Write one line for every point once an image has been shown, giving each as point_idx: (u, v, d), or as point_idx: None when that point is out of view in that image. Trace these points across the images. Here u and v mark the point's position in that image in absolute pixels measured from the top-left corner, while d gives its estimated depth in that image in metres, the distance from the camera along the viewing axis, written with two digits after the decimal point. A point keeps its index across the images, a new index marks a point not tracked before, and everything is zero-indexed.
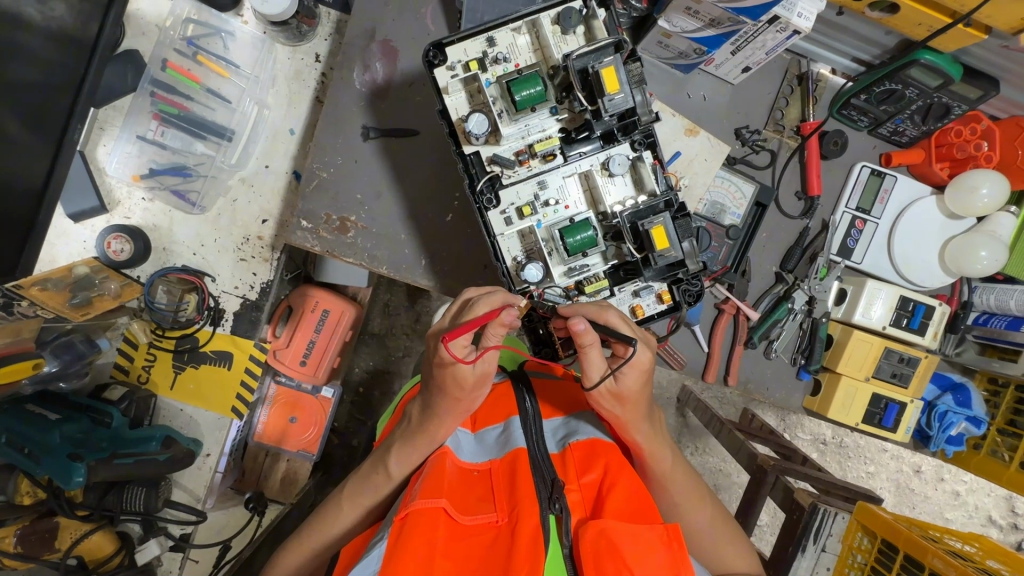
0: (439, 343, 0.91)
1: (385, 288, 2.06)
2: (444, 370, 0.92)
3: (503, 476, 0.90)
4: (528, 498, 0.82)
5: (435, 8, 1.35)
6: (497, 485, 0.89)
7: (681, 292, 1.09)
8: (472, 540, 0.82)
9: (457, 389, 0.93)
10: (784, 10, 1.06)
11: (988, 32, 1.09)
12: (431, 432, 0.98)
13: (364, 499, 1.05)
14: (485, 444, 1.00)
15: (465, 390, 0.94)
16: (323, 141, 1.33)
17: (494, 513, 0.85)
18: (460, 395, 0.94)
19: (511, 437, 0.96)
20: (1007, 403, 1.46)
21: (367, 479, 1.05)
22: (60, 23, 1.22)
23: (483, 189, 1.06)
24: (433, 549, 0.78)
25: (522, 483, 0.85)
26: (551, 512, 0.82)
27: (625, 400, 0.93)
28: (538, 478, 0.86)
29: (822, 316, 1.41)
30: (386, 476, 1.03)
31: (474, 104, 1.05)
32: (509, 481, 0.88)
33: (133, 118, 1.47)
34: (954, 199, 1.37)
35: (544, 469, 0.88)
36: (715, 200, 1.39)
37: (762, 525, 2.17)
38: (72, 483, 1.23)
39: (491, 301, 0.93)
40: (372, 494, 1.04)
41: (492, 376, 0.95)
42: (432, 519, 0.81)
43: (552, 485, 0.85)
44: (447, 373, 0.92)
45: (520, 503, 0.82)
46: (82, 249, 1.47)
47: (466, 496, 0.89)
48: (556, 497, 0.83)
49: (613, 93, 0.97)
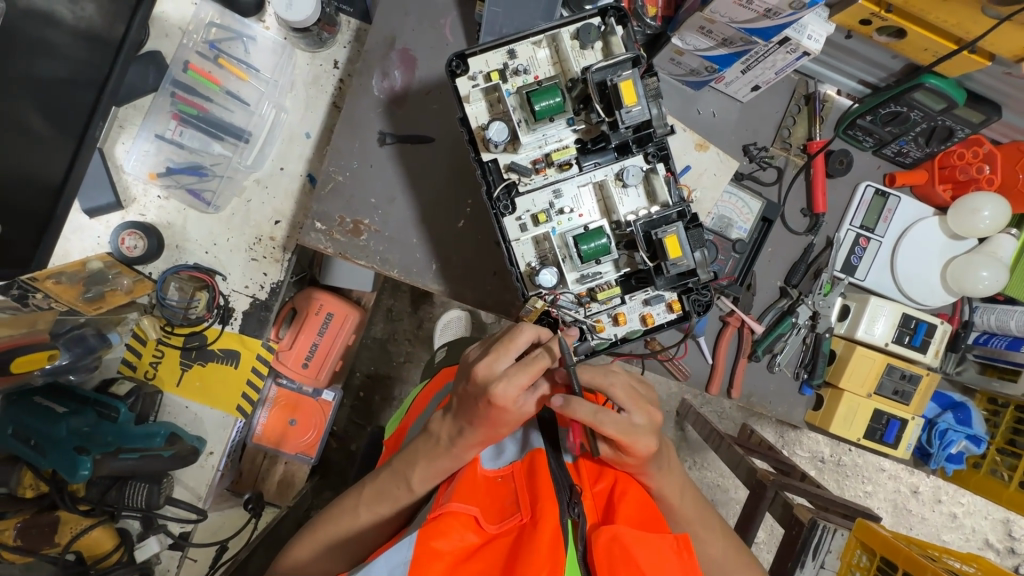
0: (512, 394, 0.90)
1: (390, 293, 2.07)
2: (505, 416, 0.93)
3: (524, 477, 0.95)
4: (548, 497, 0.86)
5: (453, 19, 1.38)
6: (518, 486, 0.93)
7: (691, 303, 1.10)
8: (498, 542, 0.84)
9: (501, 425, 0.95)
10: (794, 32, 1.11)
11: (991, 58, 1.12)
12: (458, 454, 1.00)
13: (388, 505, 1.04)
14: (505, 446, 1.08)
15: (507, 427, 0.95)
16: (339, 145, 1.36)
17: (518, 513, 0.88)
18: (499, 430, 0.96)
19: (530, 440, 1.04)
20: (1007, 423, 1.48)
21: (388, 486, 1.04)
22: (88, 23, 1.25)
23: (499, 196, 1.07)
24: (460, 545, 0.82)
25: (542, 483, 0.89)
26: (569, 516, 0.86)
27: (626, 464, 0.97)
28: (557, 483, 0.90)
29: (825, 331, 1.44)
30: (408, 490, 1.03)
31: (492, 113, 1.08)
32: (530, 484, 0.92)
33: (152, 117, 1.50)
34: (955, 221, 1.40)
35: (562, 477, 0.92)
36: (722, 214, 1.41)
37: (760, 542, 2.18)
38: (76, 476, 1.31)
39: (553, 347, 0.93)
40: (389, 502, 1.04)
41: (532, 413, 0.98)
42: (462, 523, 0.86)
43: (571, 490, 0.89)
44: (506, 418, 0.93)
45: (540, 501, 0.85)
46: (96, 245, 1.49)
47: (495, 505, 0.92)
48: (575, 502, 0.87)
49: (631, 105, 0.99)
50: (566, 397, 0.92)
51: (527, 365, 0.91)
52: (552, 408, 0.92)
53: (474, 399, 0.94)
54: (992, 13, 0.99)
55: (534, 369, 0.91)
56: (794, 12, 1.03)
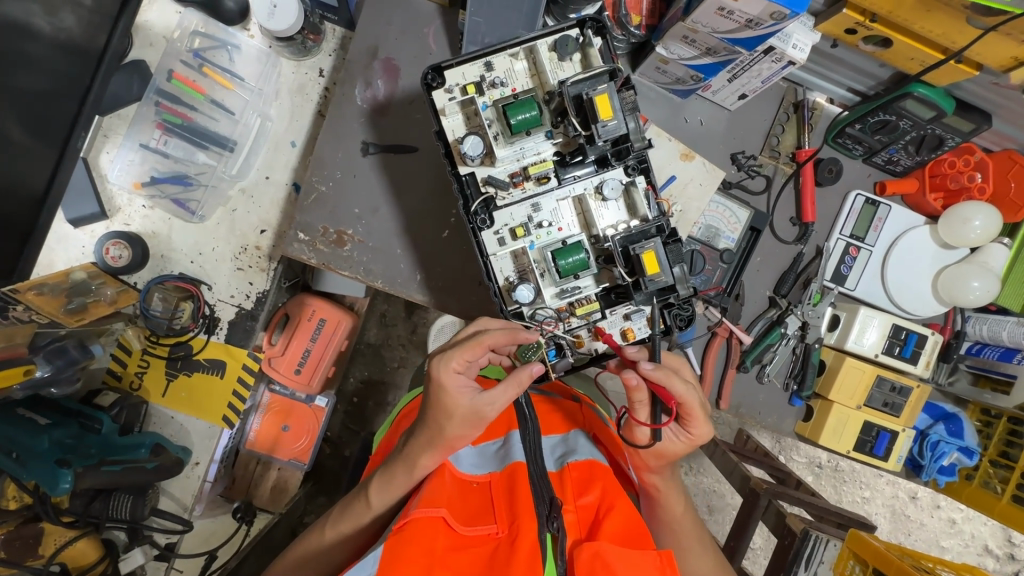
0: (442, 369, 0.94)
1: (382, 299, 2.05)
2: (439, 397, 0.94)
3: (502, 489, 0.93)
4: (527, 513, 0.85)
5: (437, 27, 1.36)
6: (496, 498, 0.92)
7: (672, 317, 1.08)
8: (472, 551, 0.85)
9: (443, 417, 0.93)
10: (779, 41, 1.09)
11: (979, 68, 1.10)
12: (411, 460, 0.97)
13: (348, 524, 1.03)
14: (484, 456, 1.05)
15: (451, 422, 0.93)
16: (322, 154, 1.34)
17: (493, 524, 0.88)
18: (443, 425, 0.94)
19: (510, 450, 1.00)
20: (1000, 434, 1.45)
21: (350, 506, 1.04)
22: (68, 33, 1.24)
23: (477, 210, 1.06)
24: (432, 556, 0.81)
25: (521, 495, 0.88)
26: (548, 531, 0.85)
27: (665, 458, 1.04)
28: (537, 496, 0.88)
29: (815, 341, 1.42)
30: (366, 504, 1.02)
31: (470, 126, 1.07)
32: (508, 495, 0.91)
33: (136, 127, 1.48)
34: (946, 230, 1.37)
35: (543, 488, 0.91)
36: (709, 224, 1.40)
37: (756, 548, 2.16)
38: (57, 489, 1.24)
39: (498, 337, 0.97)
40: (352, 520, 1.03)
41: (486, 420, 0.95)
42: (432, 528, 0.84)
43: (551, 504, 0.88)
44: (440, 401, 0.94)
45: (519, 518, 0.85)
46: (81, 254, 1.49)
47: (466, 509, 0.92)
48: (554, 516, 0.86)
49: (607, 119, 0.98)
50: (656, 364, 0.96)
51: (463, 343, 0.95)
52: (642, 368, 0.95)
53: (425, 390, 0.98)
54: (977, 24, 0.98)
55: (467, 347, 0.95)
56: (776, 23, 1.02)
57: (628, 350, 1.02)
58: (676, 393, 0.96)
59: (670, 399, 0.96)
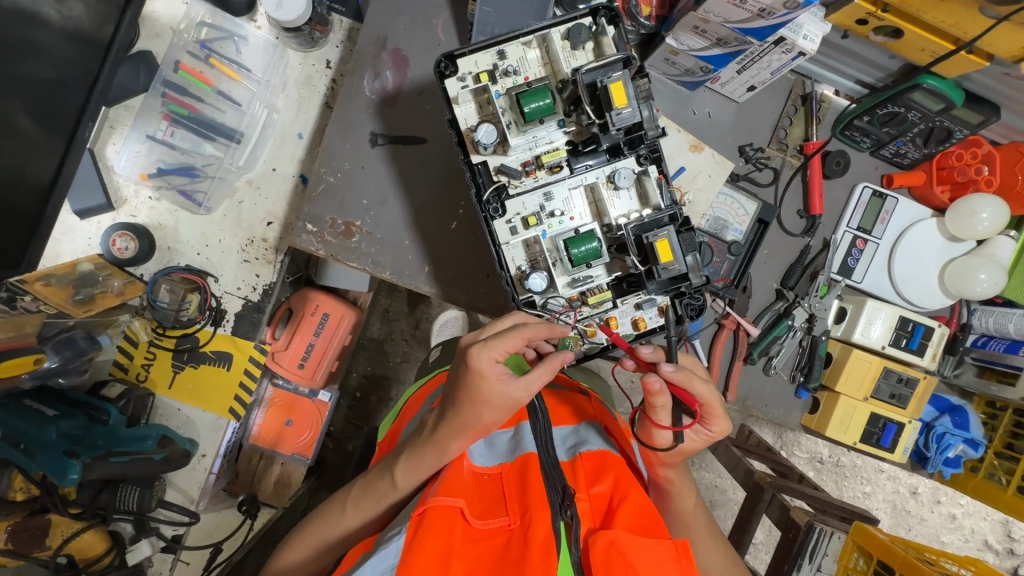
0: (480, 360, 0.91)
1: (386, 293, 2.05)
2: (476, 387, 0.92)
3: (514, 480, 0.94)
4: (540, 504, 0.85)
5: (446, 19, 1.36)
6: (508, 489, 0.92)
7: (684, 306, 1.09)
8: (485, 543, 0.85)
9: (481, 406, 0.93)
10: (790, 32, 1.09)
11: (989, 59, 1.10)
12: (442, 444, 0.97)
13: (372, 502, 1.03)
14: (495, 449, 1.05)
15: (488, 411, 0.93)
16: (331, 146, 1.34)
17: (505, 516, 0.88)
18: (480, 413, 0.94)
19: (522, 441, 1.01)
20: (1005, 426, 1.46)
21: (373, 483, 1.03)
22: (76, 23, 1.23)
23: (490, 199, 1.07)
24: (448, 548, 0.81)
25: (533, 486, 0.88)
26: (562, 519, 0.85)
27: (686, 455, 1.01)
28: (549, 486, 0.89)
29: (821, 335, 1.43)
30: (391, 484, 1.01)
31: (482, 115, 1.07)
32: (520, 486, 0.91)
33: (143, 118, 1.48)
34: (953, 222, 1.38)
35: (555, 478, 0.91)
36: (717, 216, 1.40)
37: (757, 543, 2.16)
38: (66, 480, 1.24)
39: (537, 330, 0.94)
40: (376, 501, 1.03)
41: (519, 407, 0.96)
42: (447, 520, 0.85)
43: (563, 493, 0.88)
44: (477, 390, 0.92)
45: (532, 508, 0.85)
46: (87, 246, 1.48)
47: (480, 501, 0.93)
48: (567, 504, 0.86)
49: (621, 107, 0.98)
50: (677, 364, 0.92)
51: (505, 333, 0.92)
52: (663, 371, 0.91)
53: (459, 376, 0.95)
54: (989, 14, 0.98)
55: (510, 339, 0.92)
56: (788, 12, 1.02)
57: (642, 352, 0.97)
58: (697, 393, 0.92)
59: (693, 401, 0.93)
